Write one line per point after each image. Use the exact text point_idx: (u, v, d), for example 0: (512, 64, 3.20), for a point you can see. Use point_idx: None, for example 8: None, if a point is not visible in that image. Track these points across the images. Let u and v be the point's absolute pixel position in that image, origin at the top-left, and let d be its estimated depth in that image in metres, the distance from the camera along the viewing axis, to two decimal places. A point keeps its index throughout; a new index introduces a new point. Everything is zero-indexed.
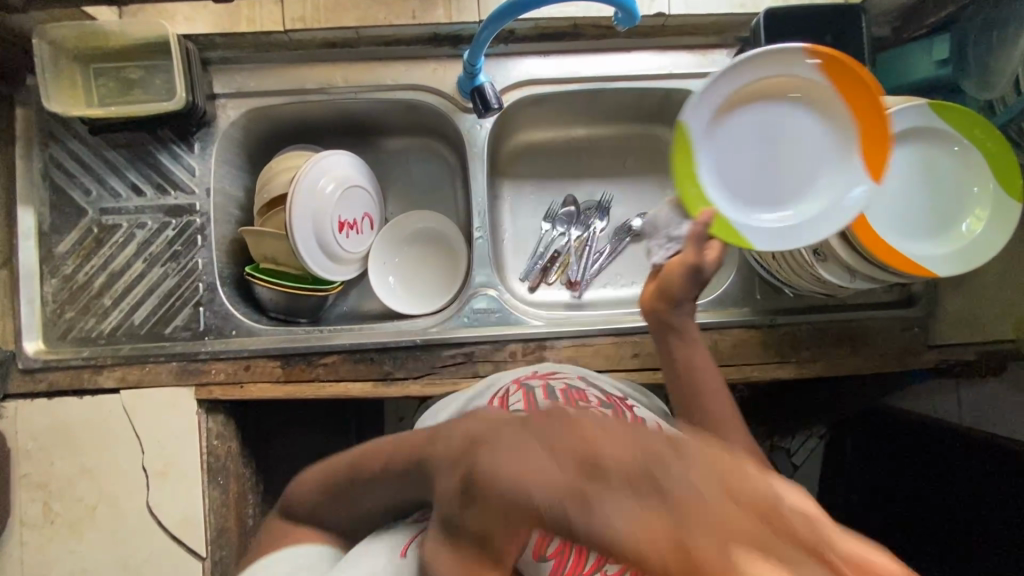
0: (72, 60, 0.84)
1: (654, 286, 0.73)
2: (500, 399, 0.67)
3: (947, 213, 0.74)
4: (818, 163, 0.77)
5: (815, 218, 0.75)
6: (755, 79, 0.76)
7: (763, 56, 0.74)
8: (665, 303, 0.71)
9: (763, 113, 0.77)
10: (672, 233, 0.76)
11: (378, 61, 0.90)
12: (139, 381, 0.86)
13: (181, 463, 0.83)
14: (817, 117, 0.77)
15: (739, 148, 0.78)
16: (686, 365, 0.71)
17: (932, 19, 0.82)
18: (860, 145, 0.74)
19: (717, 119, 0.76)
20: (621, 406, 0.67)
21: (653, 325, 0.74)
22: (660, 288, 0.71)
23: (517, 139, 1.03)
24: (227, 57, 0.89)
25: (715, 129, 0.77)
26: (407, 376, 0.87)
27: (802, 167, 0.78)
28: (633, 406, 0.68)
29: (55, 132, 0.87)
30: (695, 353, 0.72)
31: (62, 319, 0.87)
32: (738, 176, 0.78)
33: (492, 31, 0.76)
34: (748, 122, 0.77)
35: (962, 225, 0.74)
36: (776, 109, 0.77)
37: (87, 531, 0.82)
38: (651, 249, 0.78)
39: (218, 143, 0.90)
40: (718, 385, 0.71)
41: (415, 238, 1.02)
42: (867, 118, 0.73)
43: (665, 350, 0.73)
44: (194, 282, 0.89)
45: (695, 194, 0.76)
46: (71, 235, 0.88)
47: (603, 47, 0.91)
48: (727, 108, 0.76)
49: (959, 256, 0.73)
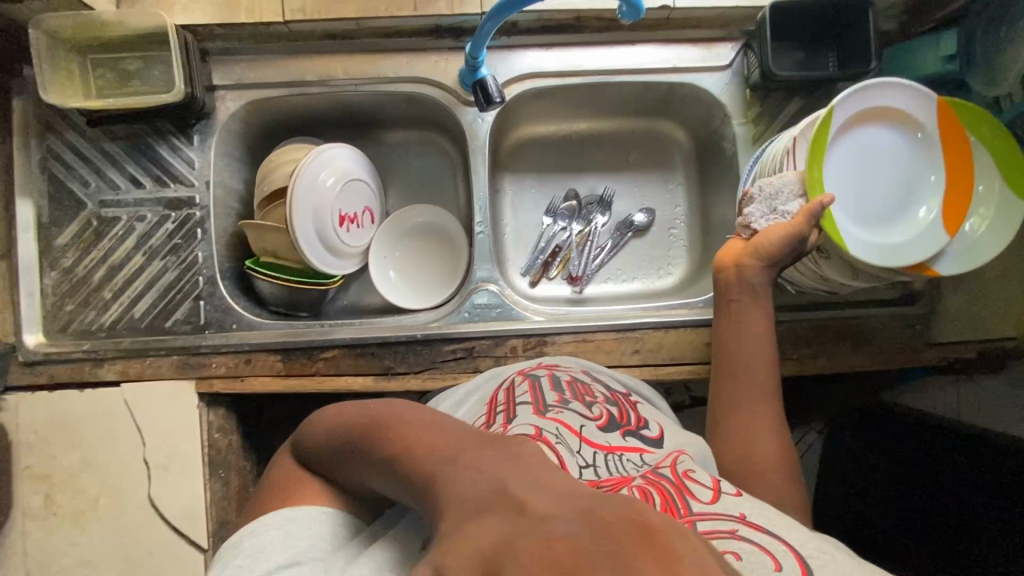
0: (70, 50, 0.83)
1: (744, 247, 0.74)
2: (503, 391, 0.67)
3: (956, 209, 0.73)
4: (911, 207, 0.75)
5: (888, 246, 0.73)
6: (892, 105, 0.73)
7: (906, 90, 0.72)
8: (755, 262, 0.72)
9: (884, 141, 0.75)
10: (780, 207, 0.73)
11: (378, 53, 0.89)
12: (140, 374, 0.86)
13: (183, 456, 0.84)
14: (926, 166, 0.75)
15: (854, 162, 0.75)
16: (741, 334, 0.72)
17: (939, 15, 0.82)
18: (949, 201, 0.73)
19: (848, 127, 0.74)
20: (622, 403, 0.66)
21: (720, 283, 0.75)
22: (755, 242, 0.72)
23: (519, 132, 1.02)
24: (227, 48, 0.88)
25: (843, 135, 0.74)
26: (407, 371, 0.87)
27: (897, 200, 0.75)
28: (635, 402, 0.68)
29: (53, 123, 0.87)
30: (755, 317, 0.73)
31: (62, 312, 0.87)
32: (842, 185, 0.75)
33: (495, 24, 0.75)
34: (869, 143, 0.75)
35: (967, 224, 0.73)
36: (897, 143, 0.75)
37: (89, 522, 0.83)
38: (749, 215, 0.75)
39: (218, 136, 0.89)
40: (767, 355, 0.71)
41: (416, 231, 1.02)
42: (955, 179, 0.74)
43: (726, 309, 0.74)
44: (194, 275, 0.88)
45: (816, 176, 0.71)
46: (70, 228, 0.87)
47: (607, 40, 0.90)
48: (860, 122, 0.74)
49: (962, 256, 0.73)
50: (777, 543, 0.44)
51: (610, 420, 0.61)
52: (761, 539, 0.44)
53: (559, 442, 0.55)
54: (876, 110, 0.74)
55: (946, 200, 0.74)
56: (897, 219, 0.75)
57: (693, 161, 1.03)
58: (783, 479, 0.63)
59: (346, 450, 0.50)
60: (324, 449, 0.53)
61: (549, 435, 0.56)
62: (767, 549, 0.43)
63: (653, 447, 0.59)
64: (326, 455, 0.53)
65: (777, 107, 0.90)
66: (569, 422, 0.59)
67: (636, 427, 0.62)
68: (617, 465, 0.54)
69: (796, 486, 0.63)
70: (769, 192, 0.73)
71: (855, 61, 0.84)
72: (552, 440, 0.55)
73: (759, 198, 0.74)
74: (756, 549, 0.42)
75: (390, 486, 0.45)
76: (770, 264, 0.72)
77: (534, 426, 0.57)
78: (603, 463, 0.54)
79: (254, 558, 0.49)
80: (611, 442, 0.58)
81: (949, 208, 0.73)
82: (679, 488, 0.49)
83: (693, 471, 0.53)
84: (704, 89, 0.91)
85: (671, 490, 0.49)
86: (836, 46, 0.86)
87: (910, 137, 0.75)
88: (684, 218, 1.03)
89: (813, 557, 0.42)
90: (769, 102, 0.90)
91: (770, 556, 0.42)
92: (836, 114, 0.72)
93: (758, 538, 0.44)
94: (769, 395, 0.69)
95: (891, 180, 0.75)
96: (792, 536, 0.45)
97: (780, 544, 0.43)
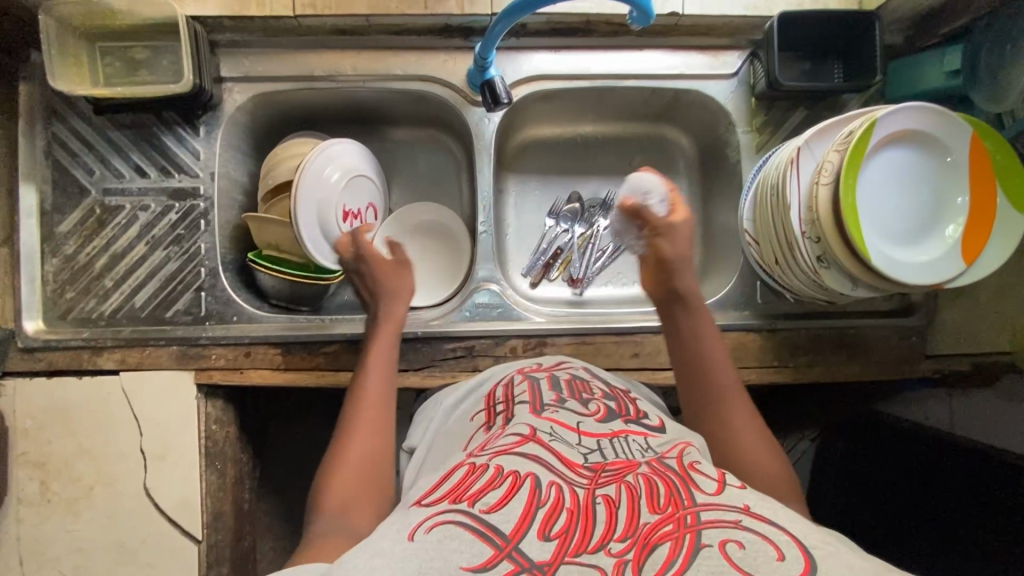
0: (78, 37, 0.83)
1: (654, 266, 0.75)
2: (502, 387, 0.69)
3: (977, 234, 0.73)
4: (932, 231, 0.74)
5: (906, 264, 0.72)
6: (931, 127, 0.73)
7: (946, 114, 0.72)
8: (670, 271, 0.73)
9: (912, 164, 0.75)
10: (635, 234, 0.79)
11: (387, 51, 0.90)
12: (139, 363, 0.86)
13: (180, 447, 0.84)
14: (950, 193, 0.74)
15: (882, 179, 0.75)
16: (690, 342, 0.71)
17: (947, 30, 0.82)
18: (971, 227, 0.73)
19: (885, 143, 0.73)
20: (622, 398, 0.68)
21: (660, 301, 0.75)
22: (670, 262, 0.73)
23: (523, 134, 1.02)
24: (236, 40, 0.88)
25: (878, 150, 0.74)
26: (407, 368, 0.87)
27: (919, 223, 0.75)
28: (635, 398, 0.70)
29: (58, 109, 0.86)
30: (701, 322, 0.72)
31: (62, 299, 0.87)
32: (869, 200, 0.74)
33: (505, 26, 0.75)
34: (898, 163, 0.75)
35: (979, 243, 0.73)
36: (924, 167, 0.75)
37: (84, 510, 0.83)
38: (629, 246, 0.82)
39: (225, 128, 0.89)
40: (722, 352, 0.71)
41: (419, 230, 1.02)
42: (980, 207, 0.73)
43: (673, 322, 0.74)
44: (196, 267, 0.88)
45: (848, 185, 0.71)
46: (73, 215, 0.87)
47: (615, 45, 0.90)
48: (896, 140, 0.73)
49: (971, 275, 0.73)
50: (781, 533, 0.43)
51: (609, 412, 0.63)
52: (765, 529, 0.43)
53: (552, 438, 0.56)
54: (915, 130, 0.73)
55: (968, 226, 0.73)
56: (917, 241, 0.74)
57: (697, 168, 1.04)
58: (773, 466, 0.63)
59: (368, 407, 0.67)
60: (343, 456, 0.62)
61: (542, 434, 0.57)
62: (769, 538, 0.42)
63: (656, 432, 0.61)
64: (352, 451, 0.63)
65: (781, 117, 0.91)
66: (563, 420, 0.60)
67: (637, 417, 0.64)
68: (624, 447, 0.56)
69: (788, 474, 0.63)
70: (624, 226, 0.81)
71: (860, 74, 0.85)
72: (546, 439, 0.56)
73: (624, 232, 0.81)
74: (758, 538, 0.42)
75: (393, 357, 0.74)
76: (685, 268, 0.73)
77: (529, 426, 0.58)
78: (609, 446, 0.56)
79: None
80: (613, 429, 0.60)
81: (970, 233, 0.73)
82: (684, 479, 0.49)
83: (699, 463, 0.53)
84: (709, 96, 0.92)
85: (676, 482, 0.49)
86: (841, 57, 0.87)
87: (938, 162, 0.74)
88: None
89: (816, 547, 0.42)
90: (774, 110, 0.91)
91: (772, 545, 0.41)
92: (878, 129, 0.71)
93: (761, 528, 0.43)
94: (736, 388, 0.68)
95: (914, 203, 0.75)
96: (794, 526, 0.45)
97: (783, 534, 0.43)
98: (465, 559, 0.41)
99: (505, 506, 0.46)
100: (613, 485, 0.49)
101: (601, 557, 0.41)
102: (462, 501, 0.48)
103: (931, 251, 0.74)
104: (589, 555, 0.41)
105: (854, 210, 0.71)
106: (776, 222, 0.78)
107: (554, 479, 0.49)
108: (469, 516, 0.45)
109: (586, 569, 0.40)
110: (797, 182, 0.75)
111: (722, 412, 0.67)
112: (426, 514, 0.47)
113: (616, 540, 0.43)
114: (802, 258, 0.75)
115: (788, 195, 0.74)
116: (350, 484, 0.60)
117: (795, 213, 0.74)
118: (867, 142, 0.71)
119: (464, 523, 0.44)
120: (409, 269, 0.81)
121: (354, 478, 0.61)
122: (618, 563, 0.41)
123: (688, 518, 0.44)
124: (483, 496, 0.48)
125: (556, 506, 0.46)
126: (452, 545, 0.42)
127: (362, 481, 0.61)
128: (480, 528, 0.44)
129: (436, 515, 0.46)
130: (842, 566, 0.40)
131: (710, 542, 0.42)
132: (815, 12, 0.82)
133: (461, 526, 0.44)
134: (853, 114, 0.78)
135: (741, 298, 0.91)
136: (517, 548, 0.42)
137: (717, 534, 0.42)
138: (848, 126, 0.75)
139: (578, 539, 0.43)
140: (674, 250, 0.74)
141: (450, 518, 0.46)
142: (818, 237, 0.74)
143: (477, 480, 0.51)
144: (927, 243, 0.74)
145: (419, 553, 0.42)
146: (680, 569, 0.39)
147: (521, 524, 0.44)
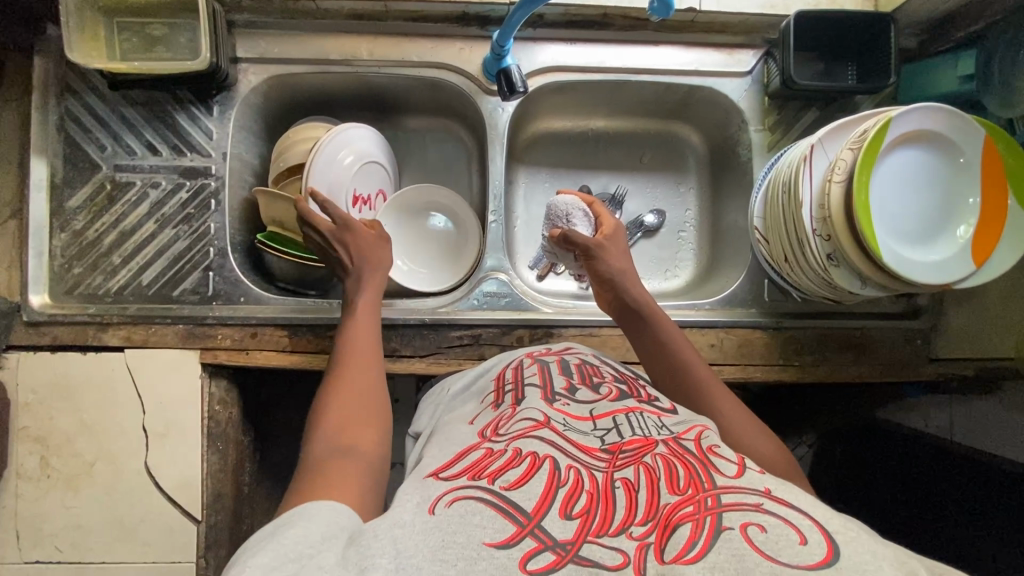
0: (96, 12, 0.83)
1: (599, 289, 0.81)
2: (512, 369, 0.70)
3: (988, 233, 0.73)
4: (944, 232, 0.75)
5: (919, 263, 0.72)
6: (945, 127, 0.73)
7: (960, 114, 0.72)
8: (610, 287, 0.80)
9: (925, 164, 0.75)
10: (568, 261, 0.88)
11: (403, 37, 0.90)
12: (144, 341, 0.85)
13: (183, 426, 0.83)
14: (962, 193, 0.75)
15: (895, 179, 0.75)
16: (659, 349, 0.74)
17: (960, 34, 0.83)
18: (986, 228, 0.73)
19: (899, 142, 0.74)
20: (631, 382, 0.69)
21: (619, 317, 0.80)
22: (609, 280, 0.79)
23: (535, 126, 1.02)
24: (253, 21, 0.88)
25: (891, 149, 0.74)
26: (413, 354, 0.87)
27: (930, 224, 0.75)
28: (643, 382, 0.71)
29: (72, 85, 0.86)
30: (663, 329, 0.75)
31: (69, 274, 0.87)
32: (882, 202, 0.74)
33: (524, 14, 0.75)
34: (911, 164, 0.75)
35: (989, 240, 0.73)
36: (937, 168, 0.75)
37: (83, 487, 0.82)
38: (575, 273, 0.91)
39: (238, 108, 0.89)
40: (694, 356, 0.73)
41: (411, 210, 0.99)
42: (992, 208, 0.74)
43: (635, 333, 0.78)
44: (205, 246, 0.88)
45: (862, 183, 0.71)
46: (84, 191, 0.87)
47: (631, 38, 0.91)
48: (909, 140, 0.74)
49: (982, 275, 0.74)
50: (803, 518, 0.43)
51: (621, 393, 0.64)
52: (787, 512, 0.43)
53: (566, 427, 0.56)
54: (928, 130, 0.73)
55: (983, 226, 0.74)
56: (929, 243, 0.75)
57: (705, 166, 1.04)
58: (774, 450, 0.64)
59: (350, 384, 0.66)
60: (326, 406, 0.63)
61: (556, 422, 0.56)
62: (791, 522, 0.42)
63: (670, 413, 0.61)
64: (338, 408, 0.62)
65: (794, 116, 0.92)
66: (575, 411, 0.59)
67: (648, 399, 0.64)
68: (639, 422, 0.57)
69: (790, 460, 0.64)
70: (556, 252, 0.89)
71: (872, 76, 0.86)
72: (560, 427, 0.56)
73: (558, 257, 0.90)
74: (781, 522, 0.42)
75: (372, 337, 0.74)
76: (627, 277, 0.80)
77: (542, 412, 0.58)
78: (624, 422, 0.57)
79: (281, 560, 0.40)
80: (627, 406, 0.61)
81: (983, 234, 0.73)
82: (704, 462, 0.49)
83: (717, 446, 0.53)
84: (722, 94, 0.92)
85: (695, 464, 0.49)
86: (856, 59, 0.87)
87: (950, 162, 0.75)
88: (695, 222, 1.04)
89: (838, 533, 0.41)
90: (786, 110, 0.92)
91: (794, 529, 0.41)
92: (891, 129, 0.72)
93: (782, 512, 0.43)
94: (717, 382, 0.69)
95: (926, 205, 0.75)
96: (816, 511, 0.44)
97: (805, 519, 0.43)
98: (487, 535, 0.42)
99: (525, 484, 0.47)
100: (631, 467, 0.49)
101: (622, 540, 0.42)
102: (481, 479, 0.48)
103: (944, 252, 0.74)
104: (610, 538, 0.42)
105: (866, 209, 0.71)
106: (786, 219, 0.78)
107: (571, 462, 0.50)
108: (489, 493, 0.46)
109: (608, 551, 0.41)
110: (809, 180, 0.75)
111: (711, 407, 0.67)
112: (446, 488, 0.48)
113: (637, 523, 0.43)
114: (811, 256, 0.76)
115: (800, 194, 0.74)
116: (341, 428, 0.60)
117: (806, 210, 0.75)
118: (880, 141, 0.72)
119: (485, 499, 0.45)
120: (388, 243, 0.85)
121: (348, 419, 0.61)
122: (640, 547, 0.41)
123: (708, 500, 0.44)
124: (504, 473, 0.49)
125: (575, 487, 0.47)
126: (475, 519, 0.43)
127: (354, 418, 0.62)
128: (501, 505, 0.45)
129: (454, 490, 0.47)
130: (864, 551, 0.39)
131: (730, 524, 0.42)
132: (833, 12, 0.82)
133: (482, 502, 0.45)
134: (866, 112, 0.79)
135: (749, 295, 0.91)
136: (540, 526, 0.43)
137: (737, 517, 0.42)
138: (861, 126, 0.75)
139: (599, 521, 0.43)
140: (614, 262, 0.81)
141: (469, 493, 0.47)
142: (829, 236, 0.74)
143: (496, 457, 0.52)
144: (938, 242, 0.74)
145: (441, 526, 0.42)
146: (701, 551, 0.40)
147: (543, 503, 0.45)
